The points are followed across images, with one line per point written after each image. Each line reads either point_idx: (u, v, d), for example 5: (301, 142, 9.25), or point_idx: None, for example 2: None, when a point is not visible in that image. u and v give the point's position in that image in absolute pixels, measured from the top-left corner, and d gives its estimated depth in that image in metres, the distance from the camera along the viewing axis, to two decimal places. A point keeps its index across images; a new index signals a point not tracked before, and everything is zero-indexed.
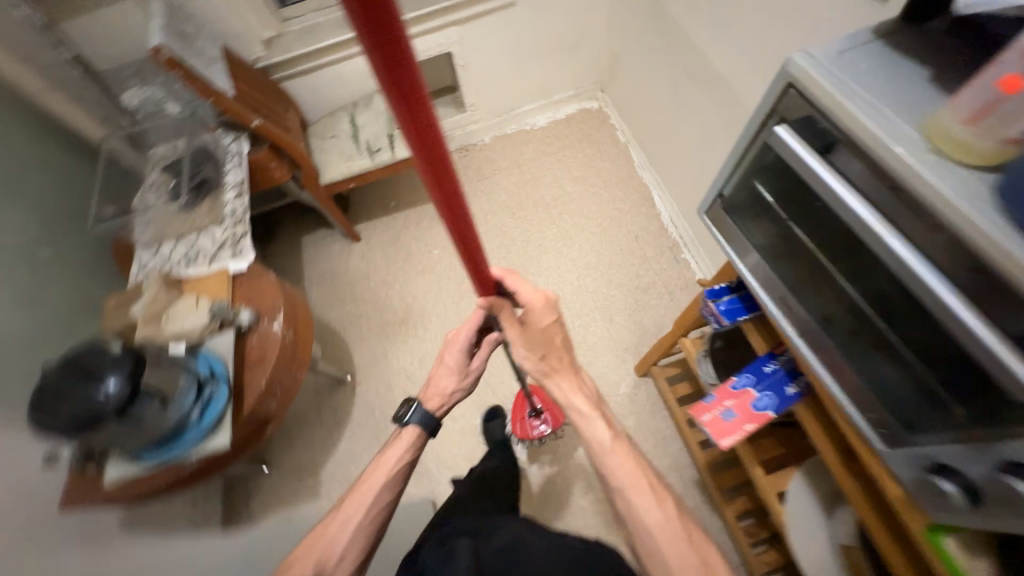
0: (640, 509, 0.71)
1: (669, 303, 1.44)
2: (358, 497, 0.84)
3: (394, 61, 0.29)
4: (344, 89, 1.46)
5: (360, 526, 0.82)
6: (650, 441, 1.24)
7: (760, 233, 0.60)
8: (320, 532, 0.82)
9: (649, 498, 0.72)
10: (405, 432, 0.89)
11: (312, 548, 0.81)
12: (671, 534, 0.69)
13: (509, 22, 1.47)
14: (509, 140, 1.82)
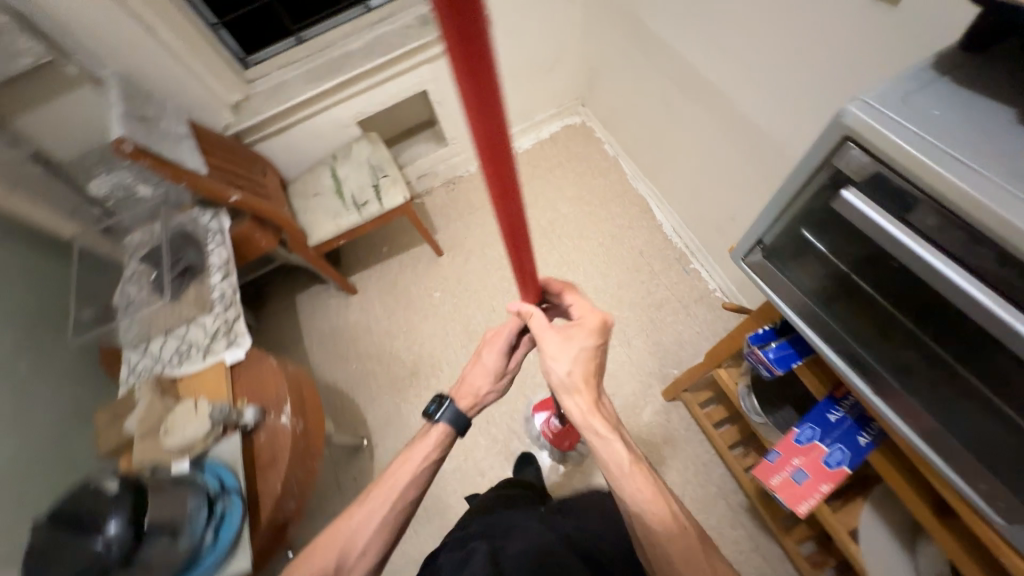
0: (652, 517, 0.69)
1: (686, 318, 1.38)
2: (385, 493, 0.79)
3: (475, 69, 0.25)
4: (321, 142, 1.40)
5: (383, 526, 0.78)
6: (690, 469, 1.18)
7: (806, 275, 0.55)
8: (341, 527, 0.77)
9: (663, 507, 0.70)
10: (435, 429, 0.82)
11: (331, 547, 0.76)
12: (683, 541, 0.67)
13: None
14: (496, 167, 1.77)
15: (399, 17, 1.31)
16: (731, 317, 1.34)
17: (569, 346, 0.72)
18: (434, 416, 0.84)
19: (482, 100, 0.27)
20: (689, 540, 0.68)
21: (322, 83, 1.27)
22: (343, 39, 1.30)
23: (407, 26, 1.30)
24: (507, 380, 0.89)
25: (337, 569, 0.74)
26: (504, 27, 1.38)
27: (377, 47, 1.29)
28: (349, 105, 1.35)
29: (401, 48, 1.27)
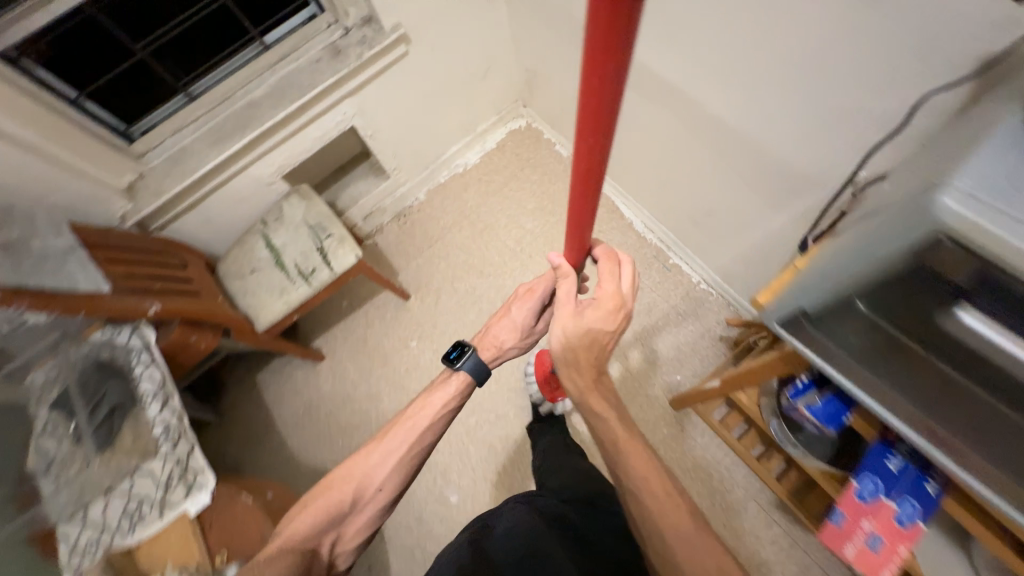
0: (632, 466, 0.69)
1: (676, 317, 1.34)
2: (402, 437, 0.83)
3: (619, 35, 0.35)
4: (243, 207, 1.21)
5: (398, 466, 0.81)
6: (713, 475, 1.16)
7: (853, 334, 0.49)
8: (358, 467, 0.81)
9: (648, 459, 0.69)
10: (457, 377, 0.85)
11: (348, 492, 0.80)
12: (658, 485, 0.68)
13: (407, 73, 1.26)
14: (447, 190, 1.63)
15: (306, 52, 1.12)
16: (721, 309, 1.31)
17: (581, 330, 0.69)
18: (456, 362, 0.85)
19: (612, 59, 0.37)
20: (669, 490, 0.68)
21: (230, 144, 1.08)
22: (244, 87, 1.11)
23: (316, 60, 1.12)
24: (530, 341, 0.91)
25: (355, 500, 0.79)
26: (427, 43, 1.23)
27: (286, 92, 1.11)
28: (267, 160, 1.17)
29: (316, 88, 1.10)
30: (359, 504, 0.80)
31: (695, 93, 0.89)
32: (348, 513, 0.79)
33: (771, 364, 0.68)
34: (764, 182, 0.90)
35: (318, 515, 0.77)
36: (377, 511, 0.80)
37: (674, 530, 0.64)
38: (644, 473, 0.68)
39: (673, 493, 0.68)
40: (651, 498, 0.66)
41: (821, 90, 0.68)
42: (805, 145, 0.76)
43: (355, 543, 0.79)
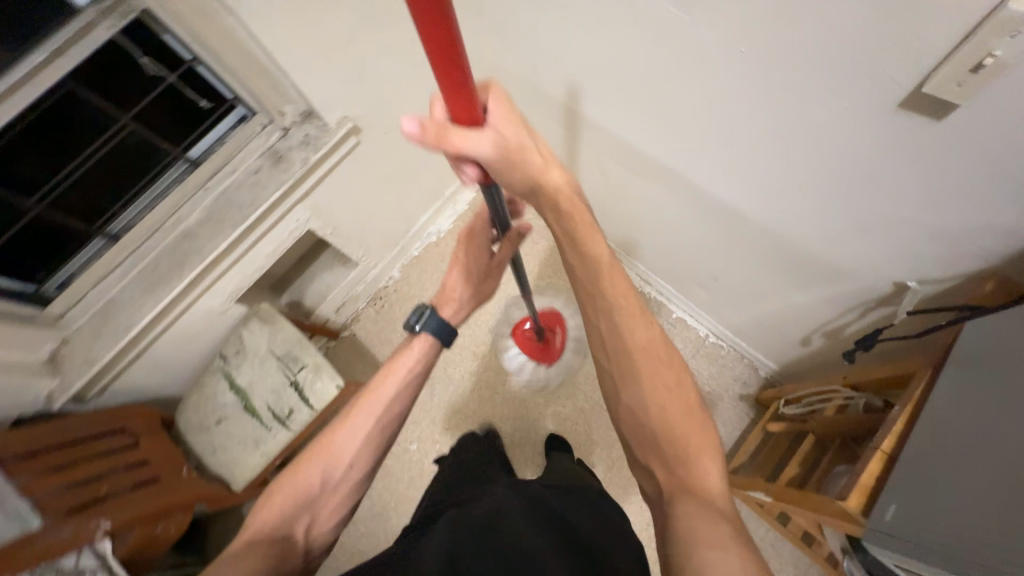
0: (636, 345, 0.60)
1: (694, 378, 1.24)
2: (370, 404, 0.76)
3: None
4: (195, 342, 1.05)
5: (369, 440, 0.74)
6: (760, 554, 1.08)
7: None
8: (326, 447, 0.73)
9: (650, 337, 0.61)
10: (420, 341, 0.81)
11: (316, 480, 0.71)
12: (665, 373, 0.59)
13: (360, 161, 1.11)
14: (423, 263, 1.49)
15: (239, 163, 0.96)
16: (736, 363, 1.23)
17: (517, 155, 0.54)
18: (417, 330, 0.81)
19: None
20: (674, 374, 0.59)
21: (170, 286, 0.93)
22: (173, 216, 0.94)
23: (254, 171, 0.96)
24: (489, 286, 0.92)
25: (324, 483, 0.71)
26: (381, 125, 1.09)
27: (226, 213, 0.95)
28: (217, 288, 1.01)
29: (261, 206, 0.95)
30: (332, 485, 0.72)
31: (699, 180, 0.80)
32: (317, 498, 0.71)
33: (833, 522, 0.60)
34: (784, 265, 0.83)
35: (291, 501, 0.70)
36: (347, 490, 0.72)
37: (665, 413, 0.57)
38: (640, 358, 0.59)
39: (674, 376, 0.59)
40: (650, 389, 0.58)
41: (859, 200, 0.60)
42: (837, 241, 0.68)
43: (332, 524, 0.71)
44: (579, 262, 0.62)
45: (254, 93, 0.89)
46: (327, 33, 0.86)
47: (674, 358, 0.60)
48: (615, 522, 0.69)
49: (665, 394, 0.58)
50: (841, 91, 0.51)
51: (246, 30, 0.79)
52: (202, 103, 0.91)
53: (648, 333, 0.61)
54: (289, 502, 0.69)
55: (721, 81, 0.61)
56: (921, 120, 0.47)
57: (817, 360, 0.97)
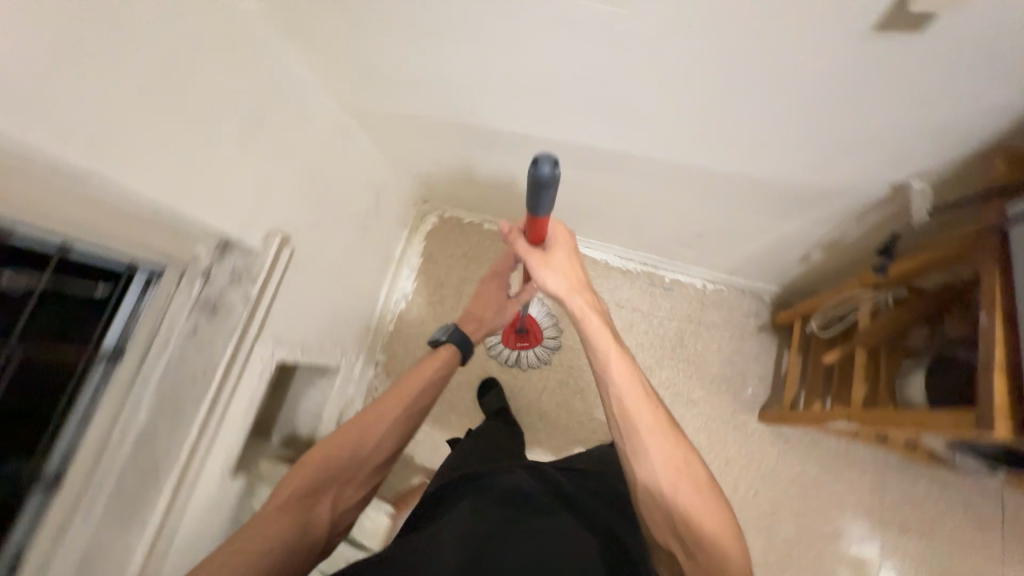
0: (645, 428, 0.67)
1: (710, 329, 1.24)
2: (395, 401, 0.84)
3: None
4: (204, 541, 0.90)
5: (392, 430, 0.83)
6: (839, 463, 1.11)
7: None
8: (356, 429, 0.80)
9: (660, 420, 0.68)
10: (443, 350, 0.92)
11: (348, 458, 0.78)
12: (667, 447, 0.67)
13: (303, 267, 0.98)
14: (403, 333, 1.39)
15: (171, 330, 0.82)
16: (741, 299, 1.24)
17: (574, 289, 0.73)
18: (444, 337, 0.94)
19: None
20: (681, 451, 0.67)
21: (148, 504, 0.76)
22: (119, 423, 0.79)
23: (191, 333, 0.82)
24: (507, 313, 1.04)
25: (348, 466, 0.78)
26: (309, 221, 0.98)
27: (180, 392, 0.80)
28: (206, 475, 0.86)
29: (218, 367, 0.80)
30: (358, 465, 0.79)
31: (662, 151, 0.79)
32: (346, 477, 0.78)
33: (955, 427, 0.57)
34: (765, 205, 0.83)
35: (324, 472, 0.76)
36: (366, 473, 0.81)
37: (679, 483, 0.65)
38: (652, 439, 0.66)
39: (683, 451, 0.68)
40: (663, 466, 0.65)
41: (841, 124, 0.59)
42: (822, 167, 0.68)
43: (351, 500, 0.79)
44: (605, 370, 0.69)
45: (156, 250, 0.75)
46: (218, 155, 0.73)
47: (681, 440, 0.68)
48: (608, 513, 0.78)
49: (680, 465, 0.66)
50: (806, 33, 0.48)
51: (132, 198, 0.63)
52: (98, 290, 0.75)
53: (656, 416, 0.68)
54: (321, 473, 0.76)
55: (668, 56, 0.58)
56: (900, 33, 0.45)
57: (820, 271, 0.99)
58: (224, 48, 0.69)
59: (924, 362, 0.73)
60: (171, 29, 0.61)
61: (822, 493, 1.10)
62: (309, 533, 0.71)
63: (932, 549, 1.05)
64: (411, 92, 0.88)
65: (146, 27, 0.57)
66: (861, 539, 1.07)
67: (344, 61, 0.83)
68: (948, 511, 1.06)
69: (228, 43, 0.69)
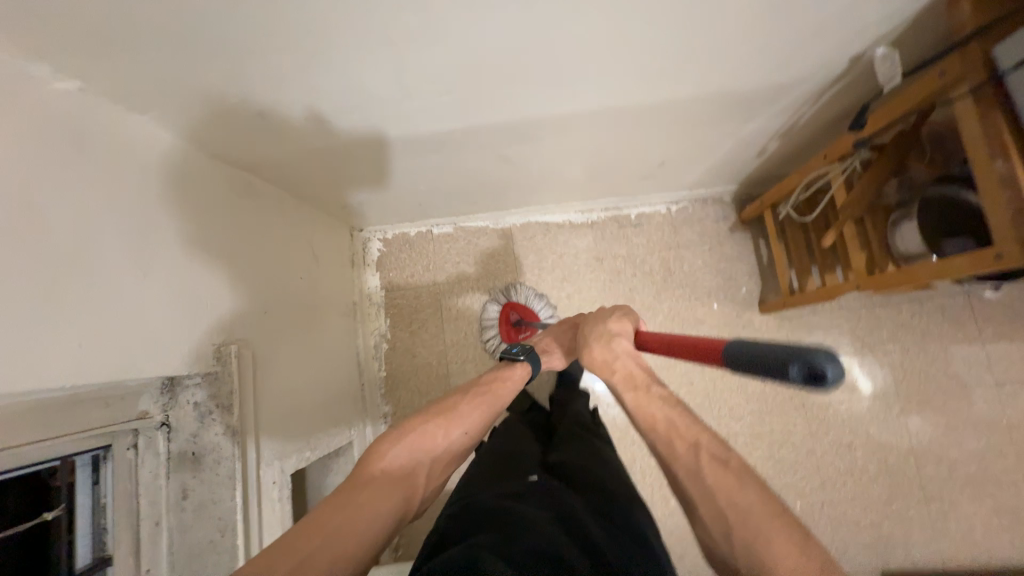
0: (683, 473, 0.50)
1: (690, 247, 1.25)
2: (481, 389, 0.71)
3: None
4: None
5: (481, 416, 0.67)
6: (835, 320, 1.21)
7: None
8: (445, 411, 0.65)
9: (695, 455, 0.50)
10: (517, 369, 0.77)
11: (439, 438, 0.61)
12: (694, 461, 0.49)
13: (270, 363, 0.84)
14: (399, 376, 1.27)
15: (155, 506, 0.67)
16: (706, 209, 1.26)
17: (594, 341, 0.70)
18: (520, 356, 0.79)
19: None
20: (743, 491, 0.45)
21: None
22: None
23: (182, 499, 0.68)
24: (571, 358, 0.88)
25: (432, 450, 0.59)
26: (256, 311, 0.82)
27: (203, 570, 0.67)
28: None
29: (236, 520, 0.67)
30: (446, 448, 0.61)
31: (611, 102, 0.73)
32: (437, 457, 0.59)
33: (984, 265, 0.59)
34: (723, 119, 0.81)
35: (407, 451, 0.57)
36: (451, 461, 0.62)
37: (739, 529, 0.43)
38: (690, 480, 0.49)
39: (747, 491, 0.45)
40: (709, 515, 0.46)
41: (797, 19, 0.56)
42: (779, 64, 0.65)
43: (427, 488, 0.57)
44: (635, 409, 0.58)
45: (93, 432, 0.59)
46: (119, 288, 0.56)
47: (745, 477, 0.47)
48: None
49: (753, 517, 0.43)
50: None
51: (41, 391, 0.48)
52: (49, 513, 0.60)
53: (692, 444, 0.51)
54: (412, 446, 0.58)
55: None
56: None
57: (777, 159, 1.01)
58: (62, 157, 0.52)
59: (911, 212, 0.77)
60: None
61: (833, 352, 1.20)
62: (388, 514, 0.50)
63: (932, 359, 1.18)
64: (316, 124, 0.73)
65: None
66: (877, 377, 1.18)
67: (220, 116, 0.66)
68: (933, 323, 1.19)
69: (63, 148, 0.52)
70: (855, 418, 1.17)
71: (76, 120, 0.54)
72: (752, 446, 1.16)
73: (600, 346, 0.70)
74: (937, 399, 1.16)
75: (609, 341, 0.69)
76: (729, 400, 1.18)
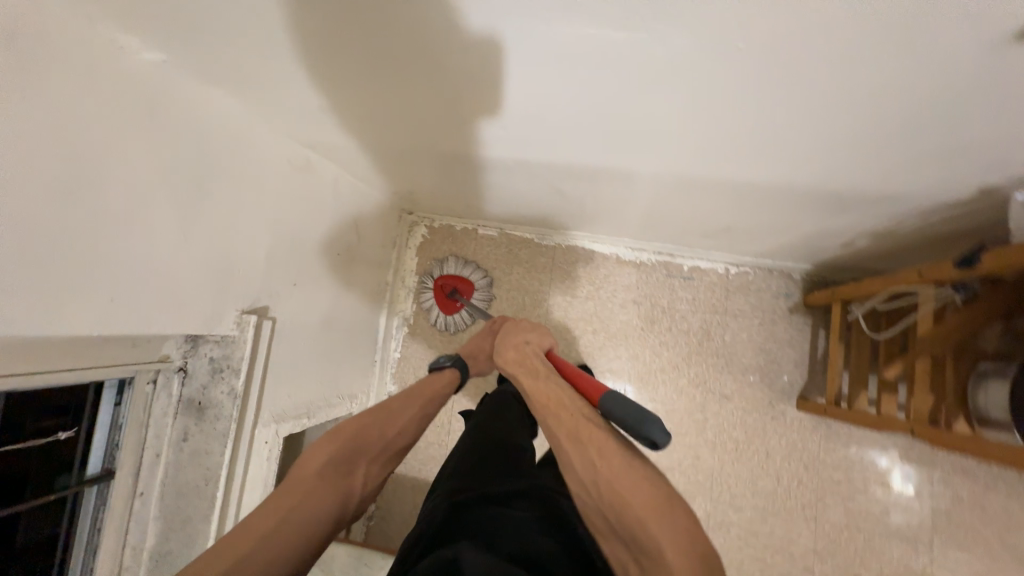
0: (566, 436, 0.52)
1: (738, 317, 1.15)
2: (418, 391, 0.74)
3: None
4: None
5: (417, 421, 0.70)
6: (881, 440, 1.08)
7: None
8: (383, 414, 0.66)
9: (576, 420, 0.53)
10: (447, 373, 0.82)
11: (377, 435, 0.63)
12: (575, 424, 0.53)
13: (289, 334, 0.88)
14: (411, 361, 1.31)
15: (159, 440, 0.74)
16: (769, 280, 1.15)
17: (510, 346, 0.74)
18: (448, 362, 0.84)
19: None
20: (606, 445, 0.49)
21: None
22: (128, 550, 0.73)
23: (182, 440, 0.74)
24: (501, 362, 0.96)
25: (366, 453, 0.61)
26: (287, 280, 0.86)
27: (186, 508, 0.73)
28: None
29: (221, 474, 0.73)
30: (386, 445, 0.64)
31: (680, 168, 0.66)
32: (374, 453, 0.62)
33: None
34: (808, 207, 0.71)
35: (348, 457, 0.59)
36: (387, 459, 0.65)
37: (604, 478, 0.46)
38: (569, 441, 0.51)
39: (613, 446, 0.49)
40: (582, 467, 0.48)
41: (925, 127, 0.47)
42: (882, 169, 0.56)
43: (363, 488, 0.59)
44: (532, 392, 0.61)
45: (122, 367, 0.66)
46: (162, 245, 0.61)
47: (611, 436, 0.51)
48: None
49: (614, 465, 0.47)
50: (883, 41, 0.37)
51: (81, 331, 0.53)
52: (63, 434, 0.66)
53: (577, 414, 0.54)
54: (349, 446, 0.60)
55: (699, 77, 0.45)
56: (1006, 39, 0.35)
57: (863, 253, 0.89)
58: (136, 120, 0.55)
59: (1009, 371, 0.64)
60: (68, 126, 0.48)
61: (869, 473, 1.07)
62: (318, 520, 0.52)
63: (989, 519, 1.02)
64: (377, 122, 0.74)
65: (10, 138, 0.43)
66: (913, 516, 1.05)
67: (288, 102, 0.68)
68: (1002, 478, 1.02)
69: (134, 115, 0.55)
70: (873, 552, 1.04)
71: (155, 87, 0.57)
72: (744, 543, 1.08)
73: (515, 352, 0.72)
74: (980, 564, 1.01)
75: (522, 348, 0.73)
76: (734, 487, 1.10)
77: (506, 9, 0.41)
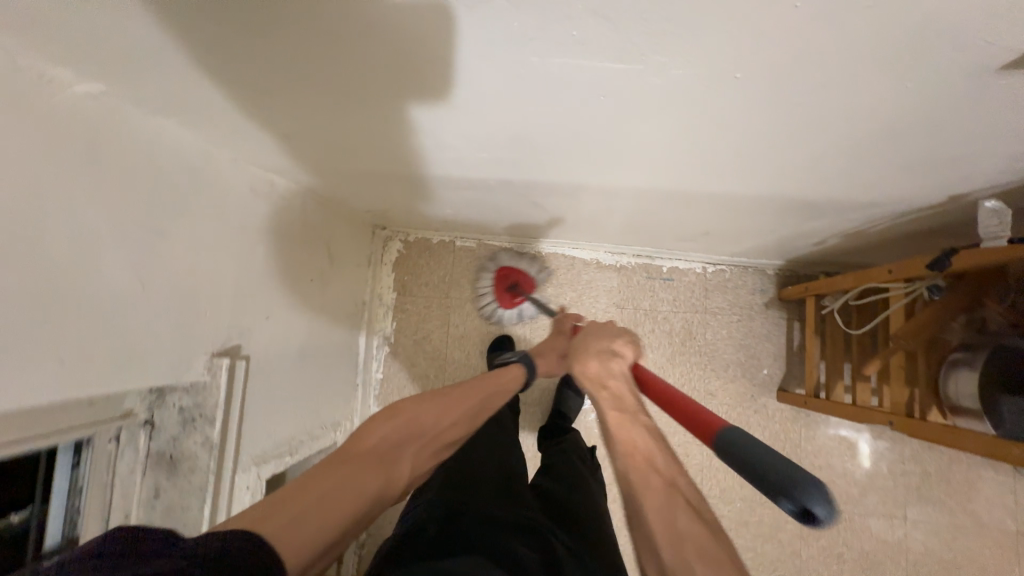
0: (652, 504, 0.45)
1: (718, 315, 1.18)
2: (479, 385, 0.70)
3: None
4: None
5: (472, 413, 0.65)
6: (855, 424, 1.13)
7: None
8: (441, 401, 0.62)
9: (662, 489, 0.45)
10: (514, 368, 0.79)
11: (432, 421, 0.59)
12: (658, 494, 0.45)
13: (264, 370, 0.83)
14: (394, 380, 1.26)
15: (127, 499, 0.69)
16: (744, 278, 1.18)
17: (593, 355, 0.66)
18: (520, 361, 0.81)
19: None
20: (698, 530, 0.42)
21: None
22: None
23: (153, 497, 0.70)
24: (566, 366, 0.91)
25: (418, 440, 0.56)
26: (258, 314, 0.81)
27: None
28: None
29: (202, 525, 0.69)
30: (439, 432, 0.60)
31: (664, 182, 0.66)
32: (427, 440, 0.58)
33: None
34: (785, 213, 0.73)
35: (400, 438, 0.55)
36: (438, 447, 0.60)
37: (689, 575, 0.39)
38: (656, 512, 0.44)
39: (714, 547, 0.41)
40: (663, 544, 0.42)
41: (903, 143, 0.48)
42: (857, 181, 0.58)
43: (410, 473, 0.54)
44: (615, 433, 0.53)
45: (78, 430, 0.59)
46: (120, 292, 0.55)
47: (698, 518, 0.44)
48: None
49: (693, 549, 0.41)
50: (875, 68, 0.37)
51: (37, 400, 0.48)
52: (15, 517, 0.59)
53: (669, 482, 0.47)
54: (403, 431, 0.56)
55: (690, 101, 0.44)
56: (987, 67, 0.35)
57: (835, 250, 0.92)
58: (77, 160, 0.49)
59: (976, 360, 0.68)
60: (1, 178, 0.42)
61: (845, 456, 1.13)
62: (365, 497, 0.46)
63: (953, 491, 1.09)
64: (348, 145, 0.70)
65: None
66: (887, 494, 1.11)
67: (251, 129, 0.63)
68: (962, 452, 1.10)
69: (72, 155, 0.49)
70: (852, 530, 1.10)
71: (98, 123, 0.51)
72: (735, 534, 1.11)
73: (597, 361, 0.65)
74: (947, 533, 1.08)
75: (608, 360, 0.65)
76: (722, 480, 1.13)
77: (494, 38, 0.39)
